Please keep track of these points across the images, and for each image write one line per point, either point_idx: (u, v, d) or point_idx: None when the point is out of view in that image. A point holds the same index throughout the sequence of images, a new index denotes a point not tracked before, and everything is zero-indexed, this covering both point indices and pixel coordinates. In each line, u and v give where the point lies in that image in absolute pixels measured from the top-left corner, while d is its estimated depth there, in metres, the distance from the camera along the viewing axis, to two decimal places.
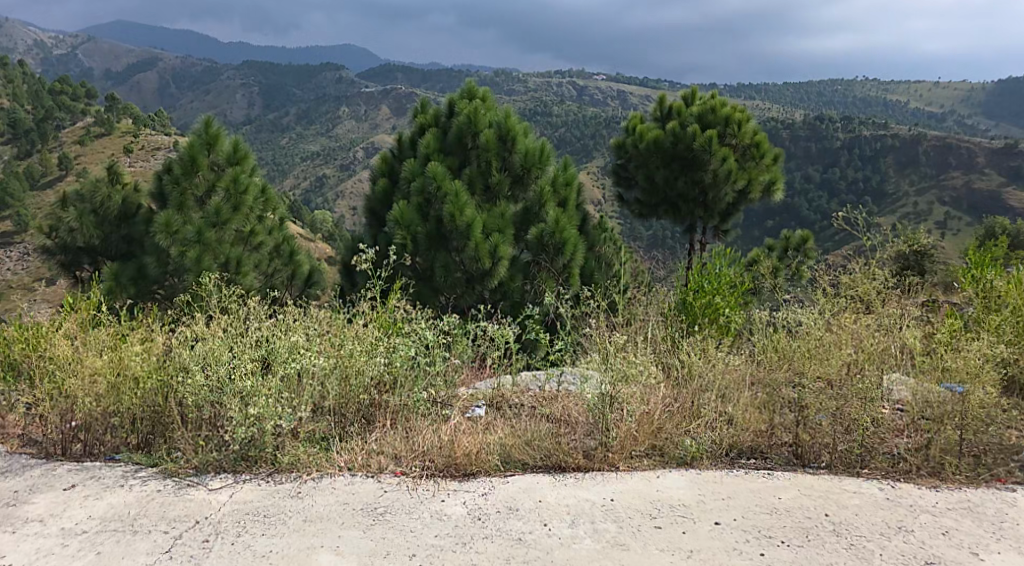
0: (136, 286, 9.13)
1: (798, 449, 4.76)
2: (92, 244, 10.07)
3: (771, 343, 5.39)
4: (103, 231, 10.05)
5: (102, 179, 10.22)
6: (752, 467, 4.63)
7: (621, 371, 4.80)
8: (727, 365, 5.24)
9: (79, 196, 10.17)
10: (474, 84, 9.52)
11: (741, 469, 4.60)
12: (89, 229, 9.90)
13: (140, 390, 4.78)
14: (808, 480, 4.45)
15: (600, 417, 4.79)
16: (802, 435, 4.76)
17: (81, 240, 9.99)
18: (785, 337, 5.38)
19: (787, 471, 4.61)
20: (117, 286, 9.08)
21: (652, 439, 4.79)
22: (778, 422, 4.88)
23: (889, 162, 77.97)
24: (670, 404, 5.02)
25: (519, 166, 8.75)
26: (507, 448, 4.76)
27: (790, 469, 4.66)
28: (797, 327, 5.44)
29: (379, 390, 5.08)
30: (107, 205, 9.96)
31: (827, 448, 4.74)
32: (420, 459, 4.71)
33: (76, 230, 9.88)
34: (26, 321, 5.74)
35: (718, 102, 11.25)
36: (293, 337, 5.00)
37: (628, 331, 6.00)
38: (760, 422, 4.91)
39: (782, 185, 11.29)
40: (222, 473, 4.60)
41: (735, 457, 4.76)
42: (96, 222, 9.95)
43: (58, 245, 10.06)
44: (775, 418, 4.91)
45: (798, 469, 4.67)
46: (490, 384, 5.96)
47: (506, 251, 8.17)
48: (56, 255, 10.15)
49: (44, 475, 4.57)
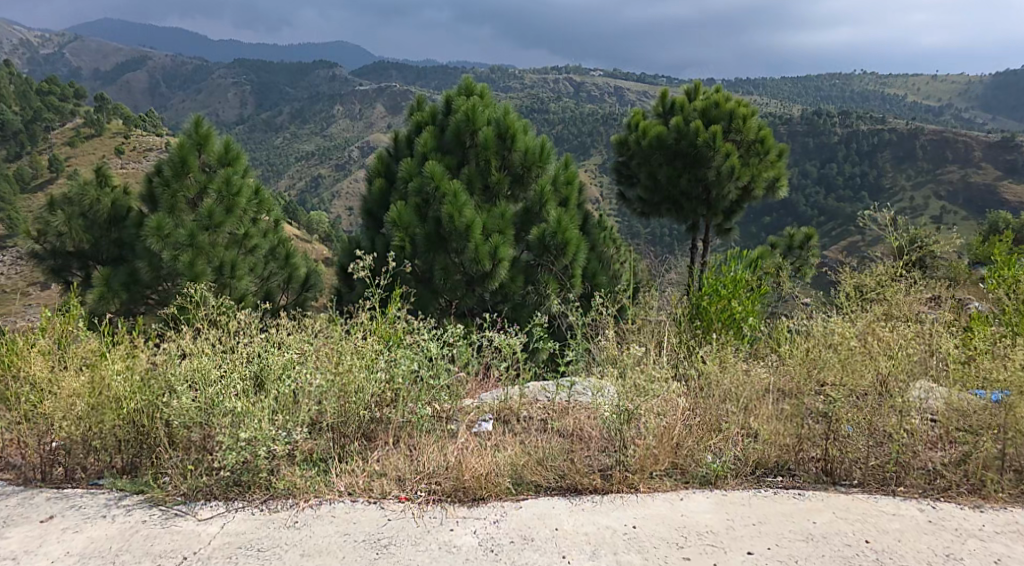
0: (128, 291, 8.92)
1: (828, 465, 4.47)
2: (82, 249, 9.76)
3: (795, 350, 5.06)
4: (92, 235, 9.72)
5: (90, 182, 9.88)
6: (781, 487, 4.34)
7: (631, 385, 4.60)
8: (749, 373, 4.92)
9: (67, 198, 9.83)
10: (472, 80, 9.19)
11: (769, 489, 4.31)
12: (78, 233, 9.57)
13: (123, 411, 4.53)
14: (841, 500, 4.16)
15: (617, 434, 4.49)
16: (832, 450, 4.47)
17: (71, 245, 9.68)
18: (811, 342, 5.04)
19: (818, 490, 4.32)
20: (109, 292, 8.85)
21: (673, 457, 4.49)
22: (805, 435, 4.55)
23: (886, 156, 77.74)
24: (689, 416, 4.71)
25: (519, 165, 8.46)
26: (518, 468, 4.48)
27: (819, 487, 4.37)
28: (822, 332, 5.12)
29: (379, 405, 4.85)
30: (96, 209, 9.63)
31: (860, 463, 4.45)
32: (425, 482, 4.45)
33: (65, 234, 9.55)
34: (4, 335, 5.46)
35: (722, 96, 10.90)
36: (287, 352, 4.77)
37: (639, 342, 5.72)
38: (788, 436, 4.57)
39: (786, 182, 10.98)
40: (213, 501, 4.33)
41: (761, 475, 4.46)
42: (86, 226, 9.61)
43: (46, 250, 9.74)
44: (802, 431, 4.57)
45: (829, 487, 4.39)
46: (497, 395, 5.74)
47: (506, 253, 7.87)
48: (44, 260, 9.84)
49: (21, 504, 4.31)
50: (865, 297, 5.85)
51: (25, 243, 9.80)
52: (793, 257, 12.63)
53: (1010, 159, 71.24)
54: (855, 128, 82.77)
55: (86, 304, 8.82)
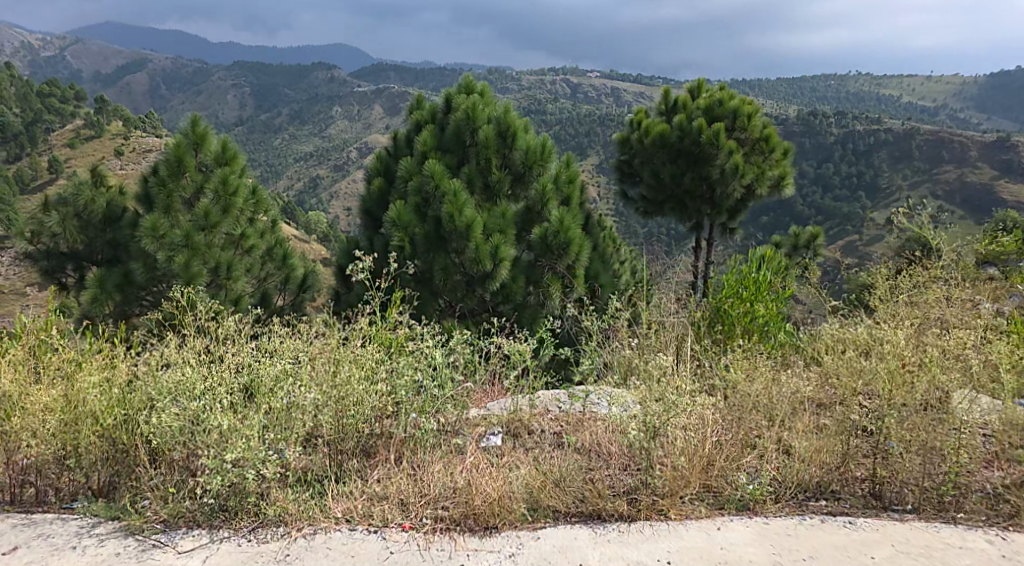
0: (121, 293, 8.51)
1: (877, 488, 4.03)
2: (77, 250, 9.34)
3: (831, 358, 4.62)
4: (87, 236, 9.29)
5: (84, 181, 9.45)
6: (828, 513, 3.93)
7: (658, 394, 4.21)
8: (782, 382, 4.47)
9: (61, 198, 9.36)
10: (472, 77, 8.74)
11: (815, 516, 3.91)
12: (73, 234, 9.16)
13: (99, 428, 4.35)
14: (900, 530, 3.79)
15: (642, 454, 4.11)
16: (881, 470, 4.05)
17: (65, 245, 9.27)
18: (849, 348, 4.61)
19: (868, 517, 3.90)
20: (102, 294, 8.46)
21: (703, 478, 4.08)
22: (851, 453, 4.10)
23: (885, 156, 77.36)
24: (719, 432, 4.28)
25: (520, 163, 8.06)
26: (533, 491, 4.15)
27: (870, 513, 3.94)
28: (858, 339, 4.64)
29: (380, 418, 4.57)
30: (90, 208, 9.16)
31: (914, 484, 4.01)
32: (431, 507, 4.17)
33: (59, 235, 9.14)
34: None
35: (728, 93, 10.48)
36: (279, 362, 4.52)
37: (655, 353, 5.31)
38: (831, 454, 4.13)
39: (792, 180, 10.47)
40: (194, 529, 4.12)
41: (804, 498, 4.05)
42: (80, 227, 9.19)
43: (42, 250, 9.31)
44: (848, 449, 4.11)
45: (881, 513, 3.94)
46: (505, 406, 5.45)
47: (507, 253, 7.47)
48: (37, 261, 9.43)
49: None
50: (893, 303, 5.40)
51: (18, 243, 9.37)
52: (800, 257, 12.14)
53: (1007, 157, 70.88)
54: (852, 128, 82.45)
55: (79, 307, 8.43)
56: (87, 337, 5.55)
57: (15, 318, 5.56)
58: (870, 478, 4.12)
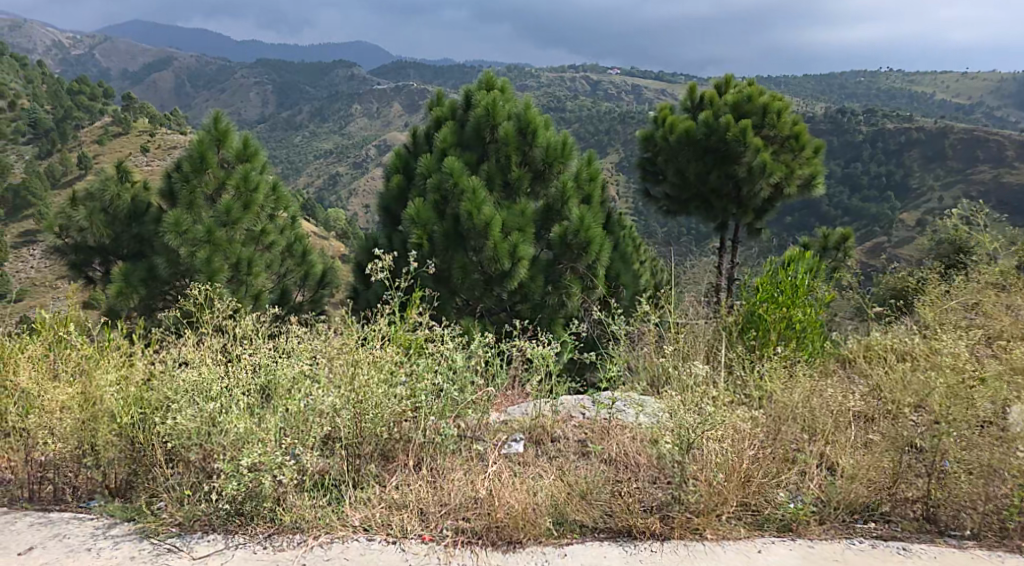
0: (147, 287, 8.41)
1: (933, 511, 3.82)
2: (103, 244, 9.25)
3: (878, 370, 4.39)
4: (113, 230, 9.20)
5: (110, 176, 9.37)
6: (878, 538, 3.72)
7: (692, 404, 4.01)
8: (822, 394, 4.27)
9: (88, 193, 9.29)
10: (493, 73, 8.57)
11: (864, 540, 3.71)
12: (99, 228, 9.03)
13: (116, 426, 4.23)
14: (958, 560, 3.59)
15: (676, 469, 3.91)
16: (936, 491, 3.83)
17: (92, 239, 9.20)
18: (895, 359, 4.38)
19: (922, 544, 3.69)
20: (127, 287, 8.34)
21: (742, 495, 3.86)
22: (903, 472, 3.88)
23: (914, 156, 76.18)
24: (758, 446, 4.08)
25: (541, 160, 7.87)
26: (558, 504, 3.97)
27: (925, 539, 3.73)
28: (906, 349, 4.42)
29: (399, 422, 4.40)
30: (116, 203, 9.06)
31: (972, 508, 3.78)
32: (452, 519, 3.99)
33: (86, 229, 9.06)
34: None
35: (756, 89, 10.22)
36: (296, 363, 4.37)
37: (685, 360, 5.10)
38: (879, 473, 3.90)
39: (824, 179, 10.13)
40: (210, 534, 3.96)
41: (851, 520, 3.84)
42: (107, 221, 9.07)
43: (69, 245, 9.19)
44: (900, 468, 3.89)
45: (936, 539, 3.74)
46: (526, 411, 5.27)
47: (526, 252, 7.28)
48: (65, 256, 9.37)
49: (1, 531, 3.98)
50: (937, 309, 5.14)
51: (47, 236, 9.31)
52: (830, 258, 11.81)
53: None
54: (882, 127, 81.16)
55: (105, 301, 8.33)
56: (108, 333, 5.42)
57: (36, 313, 5.44)
58: (923, 500, 3.86)
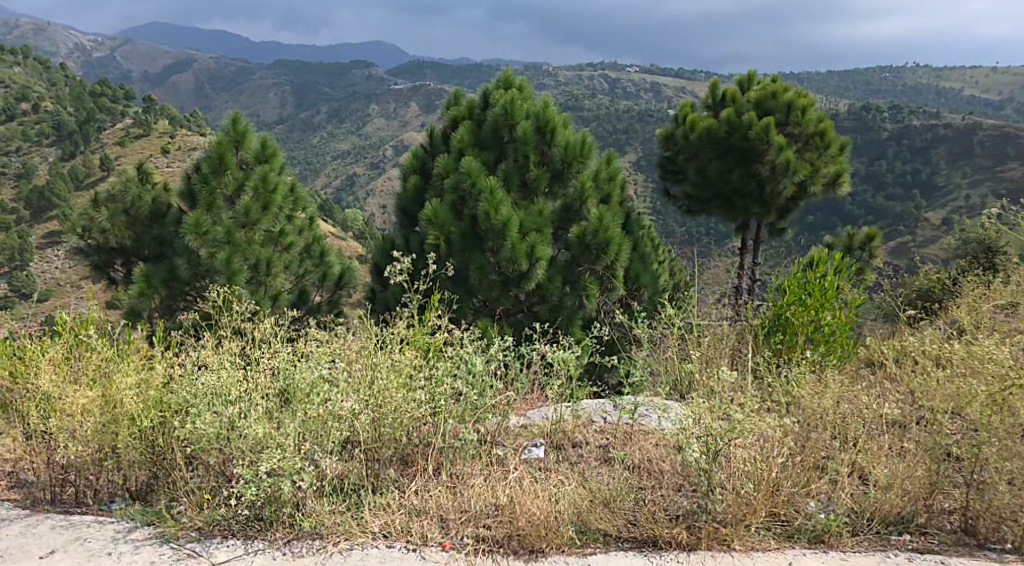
0: (167, 288, 8.42)
1: (971, 523, 3.73)
2: (125, 245, 9.28)
3: (913, 378, 4.30)
4: (135, 231, 9.23)
5: (132, 178, 9.40)
6: (914, 551, 3.63)
7: (720, 410, 3.92)
8: (852, 402, 4.19)
9: (110, 195, 9.32)
10: (511, 72, 8.49)
11: (899, 553, 3.62)
12: (121, 229, 9.05)
13: (136, 430, 4.20)
14: None
15: (704, 478, 3.82)
16: (975, 503, 3.73)
17: (113, 240, 9.22)
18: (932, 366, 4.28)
19: (961, 557, 3.59)
20: (149, 288, 8.36)
21: (771, 505, 3.78)
22: (940, 483, 3.79)
23: (939, 153, 75.12)
24: (788, 455, 4.00)
25: (559, 160, 7.78)
26: (582, 512, 3.89)
27: (963, 552, 3.64)
28: (942, 356, 4.32)
29: (417, 426, 4.34)
30: (137, 205, 9.08)
31: (1013, 521, 3.68)
32: (473, 525, 3.92)
33: (108, 230, 9.09)
34: (22, 342, 5.13)
35: (779, 87, 10.08)
36: (315, 367, 4.32)
37: (710, 364, 5.01)
38: (916, 484, 3.81)
39: (849, 178, 9.93)
40: (229, 539, 3.91)
41: (886, 532, 3.76)
42: (128, 223, 9.09)
43: (91, 246, 9.22)
44: (937, 479, 3.80)
45: (975, 552, 3.64)
46: (547, 415, 5.18)
47: (545, 252, 7.18)
48: (87, 257, 9.41)
49: (22, 534, 3.93)
50: (973, 312, 5.00)
51: (70, 238, 9.36)
52: (854, 258, 11.61)
53: None
54: (905, 125, 80.12)
55: (126, 302, 8.35)
56: (130, 336, 5.41)
57: (58, 315, 5.44)
58: (960, 511, 3.82)
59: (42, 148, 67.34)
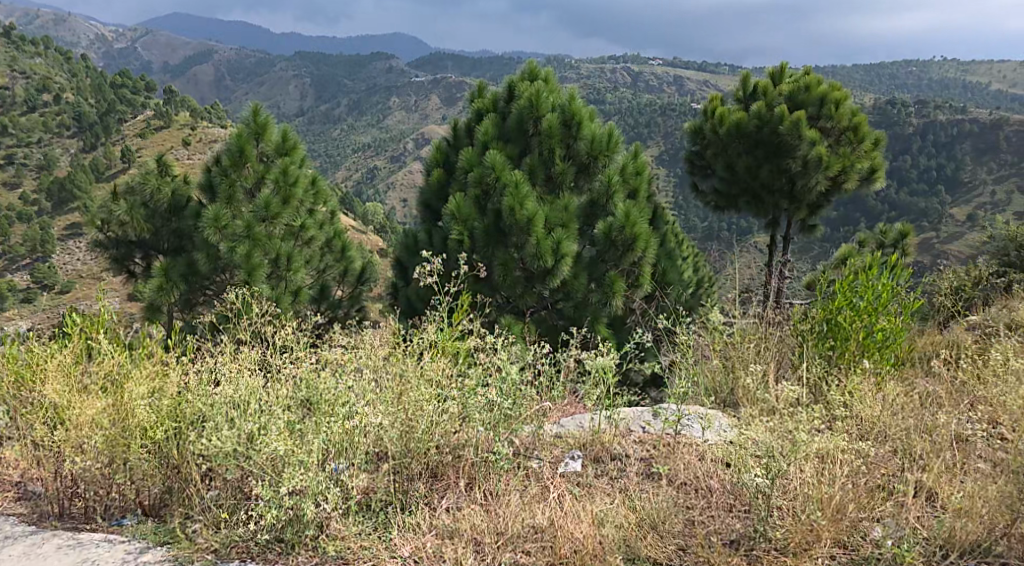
0: (187, 283, 8.22)
1: None
2: (144, 239, 9.08)
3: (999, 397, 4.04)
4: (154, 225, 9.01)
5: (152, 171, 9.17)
6: None
7: (774, 433, 3.65)
8: (924, 429, 4.06)
9: (129, 188, 9.09)
10: (536, 64, 8.18)
11: None
12: (140, 222, 8.82)
13: (149, 442, 3.96)
14: None
15: (757, 505, 3.54)
16: None
17: (133, 235, 9.02)
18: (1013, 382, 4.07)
19: None
20: (168, 283, 8.15)
21: (836, 532, 3.49)
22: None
23: (967, 148, 73.71)
24: (853, 478, 3.75)
25: (585, 153, 7.47)
26: (628, 538, 3.59)
27: None
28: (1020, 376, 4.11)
29: (447, 438, 4.09)
30: (157, 197, 8.86)
31: None
32: (510, 550, 3.62)
33: (127, 224, 8.89)
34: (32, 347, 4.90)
35: (813, 79, 9.69)
36: (340, 377, 4.08)
37: (755, 373, 4.71)
38: (998, 513, 3.52)
39: (883, 173, 9.54)
40: (248, 562, 3.64)
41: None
42: (147, 215, 8.82)
43: (110, 239, 9.05)
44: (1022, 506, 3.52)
45: None
46: (581, 424, 4.88)
47: (571, 249, 6.90)
48: (106, 251, 9.20)
49: (26, 555, 3.72)
50: None
51: (88, 231, 9.17)
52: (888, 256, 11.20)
53: None
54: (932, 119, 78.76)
55: (146, 296, 8.17)
56: (145, 338, 5.17)
57: (74, 315, 5.20)
58: None
59: (66, 140, 67.80)
